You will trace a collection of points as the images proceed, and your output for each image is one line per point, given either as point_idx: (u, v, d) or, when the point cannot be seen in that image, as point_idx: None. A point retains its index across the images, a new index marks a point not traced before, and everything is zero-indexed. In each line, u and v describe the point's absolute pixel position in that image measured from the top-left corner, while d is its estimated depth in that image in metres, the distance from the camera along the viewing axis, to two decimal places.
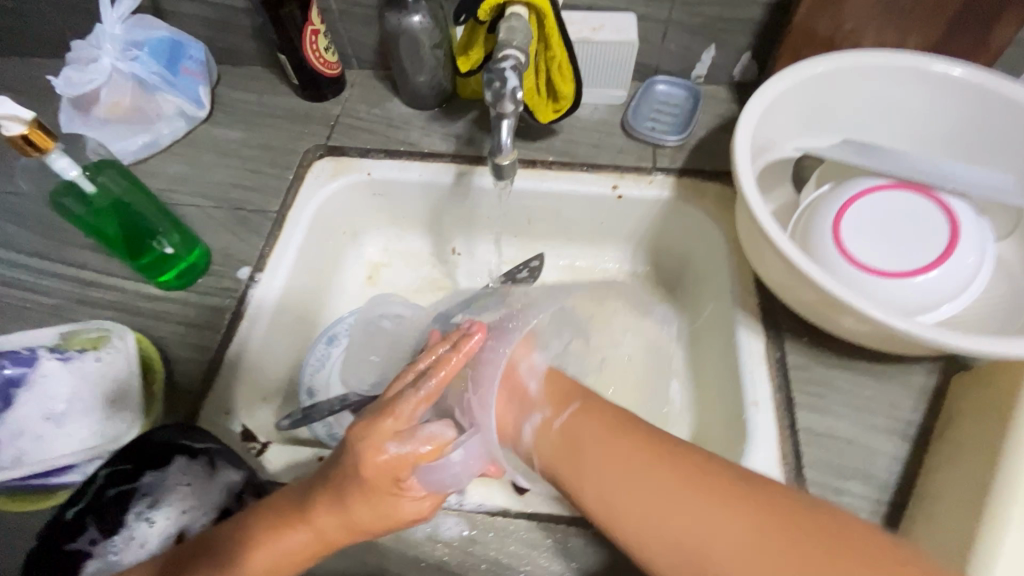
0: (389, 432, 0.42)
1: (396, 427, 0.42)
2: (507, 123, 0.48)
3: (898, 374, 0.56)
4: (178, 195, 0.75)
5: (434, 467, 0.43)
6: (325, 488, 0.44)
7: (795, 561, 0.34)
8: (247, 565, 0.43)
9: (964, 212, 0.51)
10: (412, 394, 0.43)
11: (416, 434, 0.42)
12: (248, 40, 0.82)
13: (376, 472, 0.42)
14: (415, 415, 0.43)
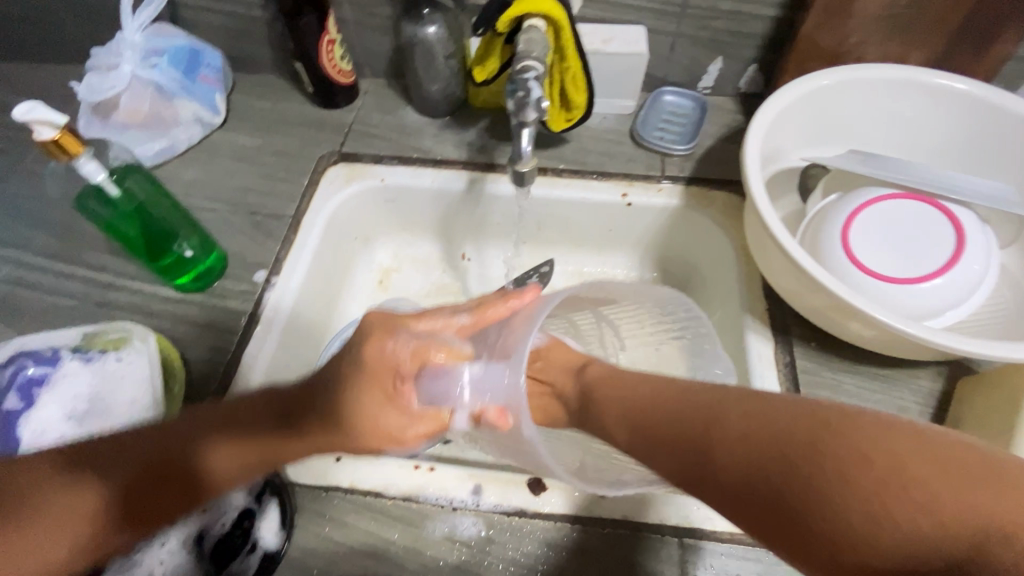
0: (407, 324, 0.47)
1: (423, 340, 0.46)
2: (528, 132, 0.50)
3: (905, 378, 0.58)
4: (194, 200, 0.76)
5: (439, 374, 0.44)
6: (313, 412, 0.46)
7: (880, 504, 0.30)
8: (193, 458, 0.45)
9: (969, 221, 0.53)
10: (449, 316, 0.49)
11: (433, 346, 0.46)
12: (264, 48, 0.84)
13: (380, 359, 0.45)
14: (442, 330, 0.48)
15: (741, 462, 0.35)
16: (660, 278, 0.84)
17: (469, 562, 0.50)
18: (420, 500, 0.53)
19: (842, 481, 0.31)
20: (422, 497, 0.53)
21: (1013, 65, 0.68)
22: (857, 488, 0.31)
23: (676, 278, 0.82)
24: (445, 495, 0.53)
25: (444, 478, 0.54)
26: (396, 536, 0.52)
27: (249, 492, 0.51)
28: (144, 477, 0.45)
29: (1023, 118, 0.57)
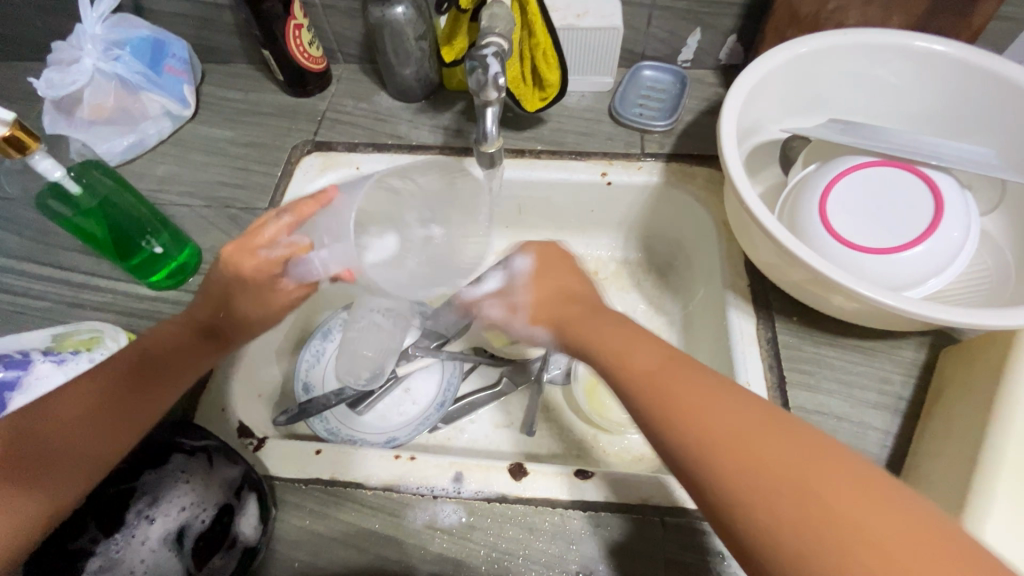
0: (255, 244, 0.56)
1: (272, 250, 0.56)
2: (492, 111, 0.48)
3: (887, 350, 0.57)
4: (167, 195, 0.75)
5: (303, 262, 0.55)
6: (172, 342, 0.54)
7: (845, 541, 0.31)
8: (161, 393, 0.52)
9: (949, 187, 0.52)
10: (274, 221, 0.56)
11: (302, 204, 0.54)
12: (232, 36, 0.82)
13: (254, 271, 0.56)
14: (276, 236, 0.55)
15: (733, 454, 0.36)
16: (644, 257, 0.83)
17: (450, 549, 0.50)
18: (400, 489, 0.53)
19: (838, 511, 0.32)
20: (402, 486, 0.53)
21: (998, 25, 0.66)
22: (850, 517, 0.32)
23: (660, 257, 0.82)
24: (426, 483, 0.53)
25: (424, 467, 0.54)
26: (377, 526, 0.51)
27: (227, 488, 0.48)
28: (106, 426, 0.47)
29: (1005, 78, 0.55)
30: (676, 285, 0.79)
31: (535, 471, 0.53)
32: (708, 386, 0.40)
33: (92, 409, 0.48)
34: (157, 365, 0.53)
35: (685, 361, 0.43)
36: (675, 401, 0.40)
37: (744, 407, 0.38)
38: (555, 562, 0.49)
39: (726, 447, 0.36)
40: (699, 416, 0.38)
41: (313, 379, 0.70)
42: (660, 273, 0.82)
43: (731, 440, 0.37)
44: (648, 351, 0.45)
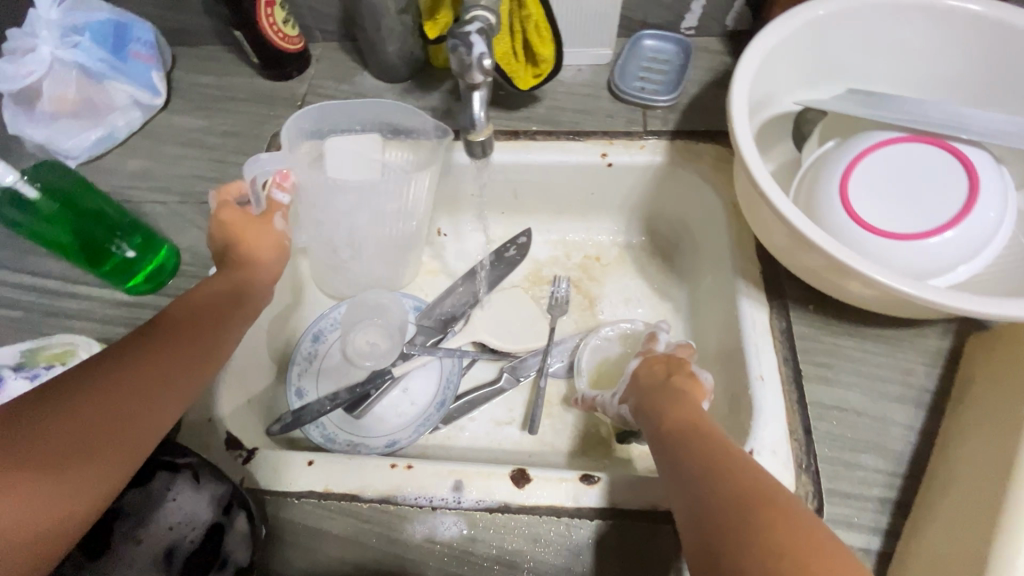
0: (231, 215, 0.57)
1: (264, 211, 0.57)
2: (480, 95, 0.44)
3: (910, 339, 0.53)
4: (141, 192, 0.70)
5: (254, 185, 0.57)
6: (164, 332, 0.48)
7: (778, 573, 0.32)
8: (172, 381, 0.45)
9: (982, 163, 0.47)
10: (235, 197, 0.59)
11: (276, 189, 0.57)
12: (201, 16, 0.76)
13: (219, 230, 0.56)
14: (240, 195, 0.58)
15: (707, 492, 0.39)
16: (648, 241, 0.79)
17: (452, 563, 0.48)
18: (398, 501, 0.50)
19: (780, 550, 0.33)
20: (400, 498, 0.50)
21: None
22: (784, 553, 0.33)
23: (665, 240, 0.78)
24: (424, 493, 0.50)
25: (421, 476, 0.51)
26: (374, 540, 0.49)
27: (215, 507, 0.46)
28: (121, 431, 0.40)
29: None
30: (682, 269, 0.76)
31: (539, 477, 0.50)
32: (712, 439, 0.43)
33: (77, 397, 0.39)
34: (177, 347, 0.46)
35: (702, 418, 0.47)
36: (682, 448, 0.43)
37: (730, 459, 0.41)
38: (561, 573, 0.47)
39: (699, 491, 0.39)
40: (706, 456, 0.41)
41: (306, 383, 0.67)
42: (665, 257, 0.78)
43: (721, 477, 0.39)
44: (686, 408, 0.48)
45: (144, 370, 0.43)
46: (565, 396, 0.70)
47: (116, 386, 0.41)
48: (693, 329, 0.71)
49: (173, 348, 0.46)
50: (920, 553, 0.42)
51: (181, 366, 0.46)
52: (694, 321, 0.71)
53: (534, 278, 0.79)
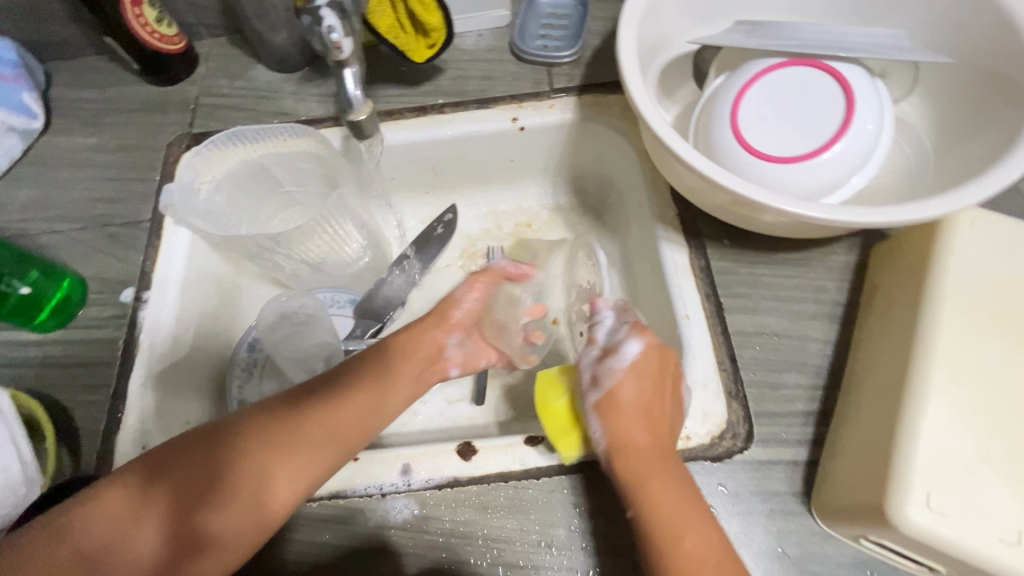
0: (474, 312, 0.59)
1: (456, 296, 0.57)
2: (351, 71, 0.44)
3: (819, 257, 0.56)
4: (34, 224, 0.66)
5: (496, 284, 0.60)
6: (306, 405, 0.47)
7: None
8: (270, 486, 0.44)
9: (859, 78, 0.49)
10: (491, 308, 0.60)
11: (495, 271, 0.60)
12: (67, 25, 0.70)
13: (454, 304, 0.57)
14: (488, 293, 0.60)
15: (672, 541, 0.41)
16: (576, 200, 0.79)
17: (408, 543, 0.48)
18: (348, 494, 0.50)
19: None
20: (349, 491, 0.50)
21: None
22: None
23: (592, 197, 0.78)
24: (373, 482, 0.50)
25: (369, 465, 0.51)
26: (328, 535, 0.49)
27: None
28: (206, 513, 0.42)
29: None
30: (612, 224, 0.76)
31: (484, 447, 0.51)
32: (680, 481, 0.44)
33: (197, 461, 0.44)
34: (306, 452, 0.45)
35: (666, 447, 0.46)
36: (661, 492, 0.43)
37: (669, 467, 0.45)
38: (515, 534, 0.48)
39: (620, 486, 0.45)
40: (632, 450, 0.45)
41: (248, 394, 0.64)
42: (595, 214, 0.78)
43: (642, 478, 0.44)
44: (647, 430, 0.46)
45: (258, 412, 0.47)
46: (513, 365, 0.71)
47: (221, 441, 0.45)
48: (629, 279, 0.72)
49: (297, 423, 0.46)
50: (838, 455, 0.45)
51: (291, 421, 0.46)
52: (628, 271, 0.72)
53: (469, 253, 0.78)
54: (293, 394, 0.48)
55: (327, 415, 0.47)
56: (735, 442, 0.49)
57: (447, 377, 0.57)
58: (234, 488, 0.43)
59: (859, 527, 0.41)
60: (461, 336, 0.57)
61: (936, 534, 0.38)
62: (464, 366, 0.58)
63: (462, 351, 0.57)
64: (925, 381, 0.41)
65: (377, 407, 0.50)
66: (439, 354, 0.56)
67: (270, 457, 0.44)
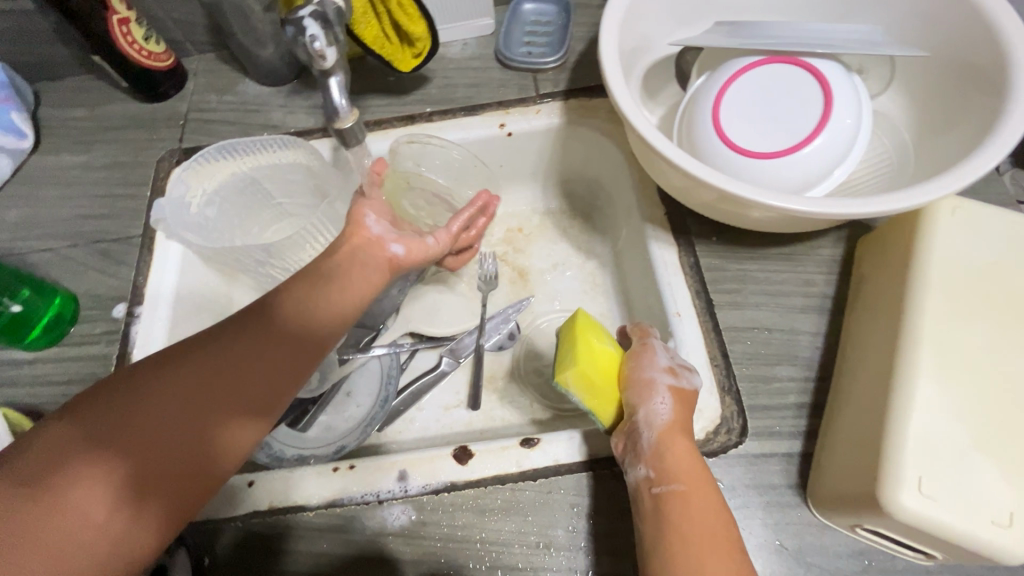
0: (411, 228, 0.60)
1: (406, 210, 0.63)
2: (335, 80, 0.44)
3: (807, 251, 0.56)
4: (24, 243, 0.66)
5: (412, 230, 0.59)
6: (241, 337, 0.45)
7: None
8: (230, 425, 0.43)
9: (837, 73, 0.50)
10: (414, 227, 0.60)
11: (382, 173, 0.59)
12: (55, 45, 0.71)
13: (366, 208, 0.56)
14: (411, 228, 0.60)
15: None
16: (565, 204, 0.80)
17: (406, 549, 0.48)
18: (345, 502, 0.50)
19: None
20: (346, 499, 0.50)
21: None
22: None
23: (582, 200, 0.78)
24: (370, 489, 0.50)
25: (365, 473, 0.51)
26: (325, 545, 0.49)
27: None
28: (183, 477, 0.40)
29: None
30: (602, 226, 0.77)
31: (480, 451, 0.51)
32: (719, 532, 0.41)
33: (151, 424, 0.40)
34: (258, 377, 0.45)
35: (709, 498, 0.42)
36: (689, 529, 0.41)
37: (715, 534, 0.40)
38: (513, 536, 0.48)
39: (649, 527, 0.42)
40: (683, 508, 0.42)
41: None
42: (585, 217, 0.78)
43: (692, 525, 0.41)
44: (699, 472, 0.43)
45: (191, 386, 0.42)
46: (509, 368, 0.71)
47: (170, 392, 0.41)
48: (621, 280, 0.73)
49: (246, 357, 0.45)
50: (831, 447, 0.45)
51: (231, 383, 0.44)
52: (620, 272, 0.73)
53: None
54: (203, 359, 0.44)
55: (269, 368, 0.45)
56: (730, 437, 0.49)
57: (392, 257, 0.54)
58: (219, 468, 0.42)
59: (856, 517, 0.41)
60: (386, 227, 0.55)
61: (930, 520, 0.38)
62: (409, 248, 0.55)
63: (389, 232, 0.55)
64: (913, 369, 0.41)
65: (315, 344, 0.48)
66: (366, 236, 0.54)
67: (241, 422, 0.44)
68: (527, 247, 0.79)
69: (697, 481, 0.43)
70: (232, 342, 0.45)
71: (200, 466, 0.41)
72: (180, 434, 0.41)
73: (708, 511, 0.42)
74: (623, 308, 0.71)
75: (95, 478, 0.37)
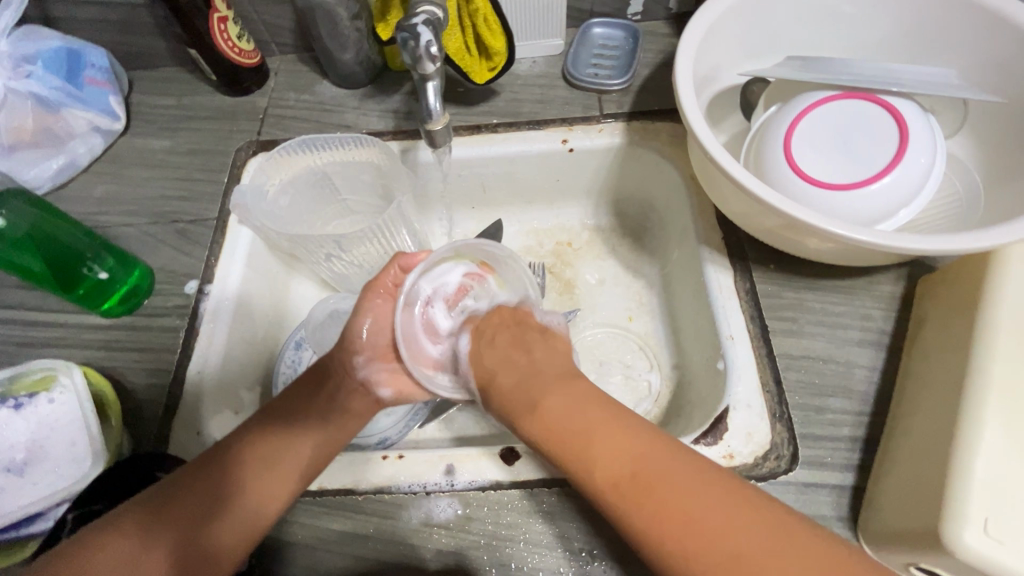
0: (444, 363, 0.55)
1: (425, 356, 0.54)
2: (433, 84, 0.48)
3: (866, 286, 0.56)
4: (110, 217, 0.70)
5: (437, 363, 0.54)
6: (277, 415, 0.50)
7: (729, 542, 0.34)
8: (255, 490, 0.46)
9: (913, 115, 0.51)
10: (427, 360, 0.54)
11: (388, 272, 0.54)
12: (155, 38, 0.76)
13: (376, 273, 0.55)
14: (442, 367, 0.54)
15: (647, 505, 0.37)
16: (616, 222, 0.81)
17: (450, 543, 0.49)
18: (393, 490, 0.51)
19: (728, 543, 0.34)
20: (394, 487, 0.51)
21: None
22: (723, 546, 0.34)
23: (634, 220, 0.80)
24: (417, 480, 0.51)
25: (414, 463, 0.52)
26: (372, 529, 0.50)
27: None
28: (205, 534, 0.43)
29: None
30: (652, 246, 0.78)
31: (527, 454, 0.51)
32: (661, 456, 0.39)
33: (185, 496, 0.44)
34: (278, 443, 0.48)
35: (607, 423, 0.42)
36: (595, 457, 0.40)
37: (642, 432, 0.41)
38: (557, 541, 0.48)
39: (591, 457, 0.40)
40: (588, 449, 0.41)
41: None
42: (634, 236, 0.80)
43: (609, 459, 0.40)
44: (548, 397, 0.45)
45: (225, 463, 0.46)
46: None
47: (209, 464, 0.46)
48: (668, 300, 0.73)
49: (274, 434, 0.49)
50: (888, 484, 0.45)
51: (262, 455, 0.48)
52: (668, 293, 0.74)
53: None
54: (249, 435, 0.49)
55: (293, 438, 0.49)
56: (779, 463, 0.49)
57: (380, 401, 0.54)
58: (258, 526, 0.45)
59: (911, 554, 0.41)
60: (377, 365, 0.53)
61: (995, 562, 0.37)
62: (397, 391, 0.54)
63: (381, 372, 0.53)
64: (980, 409, 0.41)
65: (354, 408, 0.52)
66: (352, 375, 0.53)
67: (272, 491, 0.46)
68: (576, 262, 0.81)
69: (587, 420, 0.42)
70: (264, 423, 0.50)
71: (229, 524, 0.44)
72: (211, 496, 0.45)
73: (618, 439, 0.41)
74: (670, 326, 0.72)
75: (128, 536, 0.42)
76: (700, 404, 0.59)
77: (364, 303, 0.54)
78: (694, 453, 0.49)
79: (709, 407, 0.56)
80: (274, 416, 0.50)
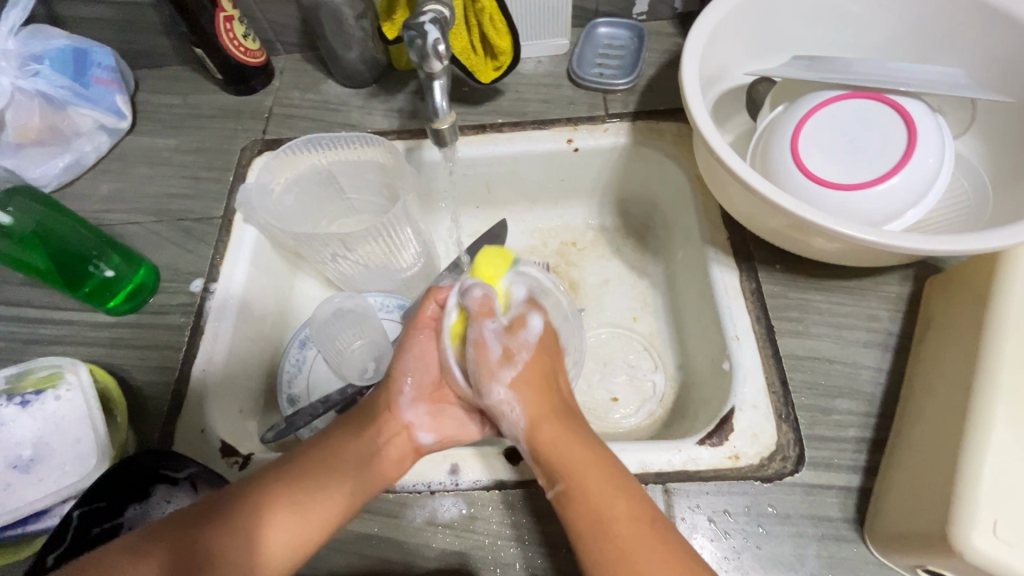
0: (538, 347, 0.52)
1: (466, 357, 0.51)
2: (440, 83, 0.48)
3: (872, 287, 0.56)
4: (116, 215, 0.70)
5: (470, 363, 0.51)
6: (326, 447, 0.49)
7: None
8: (283, 528, 0.43)
9: (921, 115, 0.51)
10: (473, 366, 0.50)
11: (430, 312, 0.57)
12: (161, 36, 0.76)
13: (423, 311, 0.56)
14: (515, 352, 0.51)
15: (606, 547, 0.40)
16: (621, 222, 0.81)
17: (454, 543, 0.49)
18: (397, 490, 0.51)
19: None
20: (398, 486, 0.51)
21: None
22: None
23: (638, 220, 0.79)
24: (421, 479, 0.51)
25: (418, 462, 0.52)
26: (376, 527, 0.50)
27: None
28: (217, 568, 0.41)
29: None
30: (657, 247, 0.77)
31: None
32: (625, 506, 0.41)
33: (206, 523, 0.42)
34: (314, 477, 0.46)
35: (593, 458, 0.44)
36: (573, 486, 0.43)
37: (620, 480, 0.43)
38: (561, 541, 0.48)
39: (568, 489, 0.43)
40: (571, 482, 0.43)
41: (297, 389, 0.65)
42: (639, 237, 0.79)
43: (578, 491, 0.42)
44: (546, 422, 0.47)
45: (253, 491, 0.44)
46: None
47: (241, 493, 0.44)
48: (672, 300, 0.73)
49: (314, 466, 0.47)
50: (894, 486, 0.45)
51: (297, 492, 0.45)
52: (672, 293, 0.73)
53: None
54: (286, 460, 0.47)
55: (326, 468, 0.47)
56: (785, 464, 0.49)
57: (422, 446, 0.52)
58: (261, 556, 0.42)
59: (919, 556, 0.41)
60: (420, 405, 0.54)
61: (1004, 564, 0.37)
62: (440, 435, 0.54)
63: (426, 417, 0.54)
64: (989, 411, 0.41)
65: (393, 452, 0.50)
66: (401, 417, 0.53)
67: (300, 530, 0.43)
68: (580, 261, 0.81)
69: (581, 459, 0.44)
70: (308, 455, 0.48)
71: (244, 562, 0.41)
72: (233, 526, 0.42)
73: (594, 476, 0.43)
74: (674, 326, 0.72)
75: (144, 558, 0.40)
76: (705, 404, 0.59)
77: (407, 338, 0.56)
78: (700, 453, 0.49)
79: (714, 408, 0.55)
80: (320, 450, 0.48)
